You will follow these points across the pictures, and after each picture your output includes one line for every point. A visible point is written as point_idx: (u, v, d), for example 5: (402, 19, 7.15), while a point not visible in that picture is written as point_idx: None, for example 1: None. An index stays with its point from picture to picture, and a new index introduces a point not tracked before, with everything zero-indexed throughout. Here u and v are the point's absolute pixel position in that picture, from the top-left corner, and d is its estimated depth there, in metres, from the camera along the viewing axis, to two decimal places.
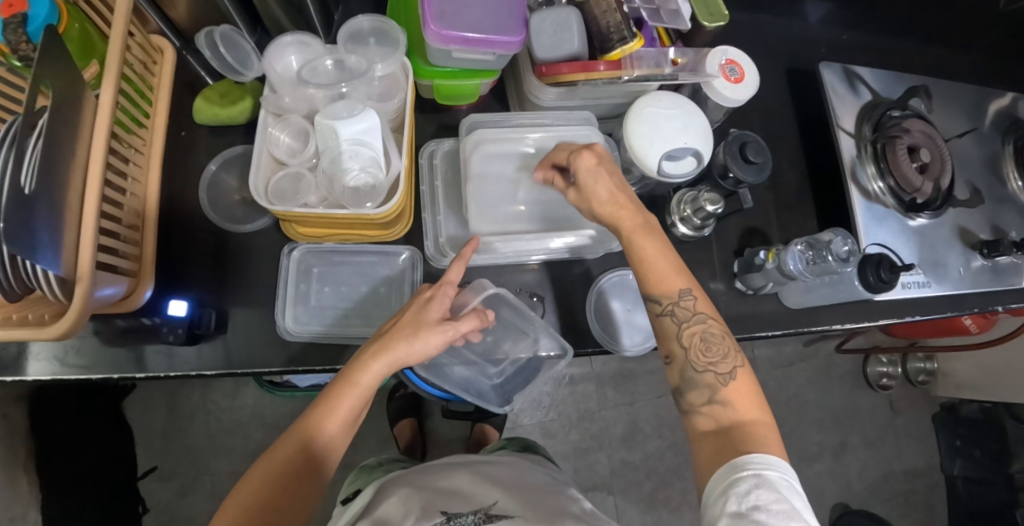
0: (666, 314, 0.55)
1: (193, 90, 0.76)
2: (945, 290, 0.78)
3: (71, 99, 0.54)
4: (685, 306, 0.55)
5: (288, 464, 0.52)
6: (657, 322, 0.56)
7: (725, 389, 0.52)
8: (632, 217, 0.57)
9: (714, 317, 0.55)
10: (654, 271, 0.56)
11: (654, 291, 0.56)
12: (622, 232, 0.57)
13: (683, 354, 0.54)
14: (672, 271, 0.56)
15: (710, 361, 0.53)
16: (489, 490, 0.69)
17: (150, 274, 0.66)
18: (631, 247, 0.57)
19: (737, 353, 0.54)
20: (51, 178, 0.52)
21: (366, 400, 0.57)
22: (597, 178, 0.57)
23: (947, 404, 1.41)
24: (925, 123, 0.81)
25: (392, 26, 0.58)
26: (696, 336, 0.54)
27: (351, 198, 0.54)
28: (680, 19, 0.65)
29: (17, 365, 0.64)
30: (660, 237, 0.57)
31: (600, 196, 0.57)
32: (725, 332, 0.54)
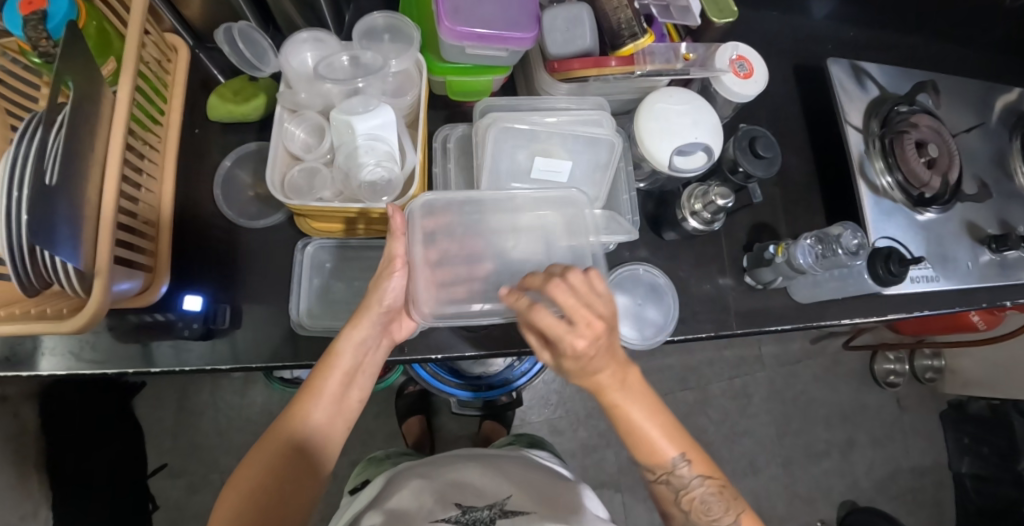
0: (661, 483, 0.55)
1: (206, 88, 0.76)
2: (953, 284, 0.78)
3: (90, 95, 0.55)
4: (681, 473, 0.54)
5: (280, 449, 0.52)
6: (653, 487, 0.56)
7: None
8: (615, 377, 0.51)
9: (711, 473, 0.55)
10: (646, 442, 0.54)
11: (648, 462, 0.54)
12: (610, 404, 0.52)
13: (682, 514, 0.56)
14: (666, 440, 0.54)
15: (711, 516, 0.55)
16: (503, 484, 0.69)
17: (166, 269, 0.66)
18: (620, 412, 0.52)
19: (737, 499, 0.56)
20: (72, 172, 0.52)
21: (352, 374, 0.56)
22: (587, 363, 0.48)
23: (954, 401, 1.41)
24: (932, 118, 0.82)
25: (407, 24, 0.58)
26: (695, 500, 0.55)
27: (366, 193, 0.55)
28: (690, 15, 0.65)
29: (31, 360, 0.65)
30: (643, 384, 0.53)
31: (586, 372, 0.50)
32: (722, 486, 0.56)
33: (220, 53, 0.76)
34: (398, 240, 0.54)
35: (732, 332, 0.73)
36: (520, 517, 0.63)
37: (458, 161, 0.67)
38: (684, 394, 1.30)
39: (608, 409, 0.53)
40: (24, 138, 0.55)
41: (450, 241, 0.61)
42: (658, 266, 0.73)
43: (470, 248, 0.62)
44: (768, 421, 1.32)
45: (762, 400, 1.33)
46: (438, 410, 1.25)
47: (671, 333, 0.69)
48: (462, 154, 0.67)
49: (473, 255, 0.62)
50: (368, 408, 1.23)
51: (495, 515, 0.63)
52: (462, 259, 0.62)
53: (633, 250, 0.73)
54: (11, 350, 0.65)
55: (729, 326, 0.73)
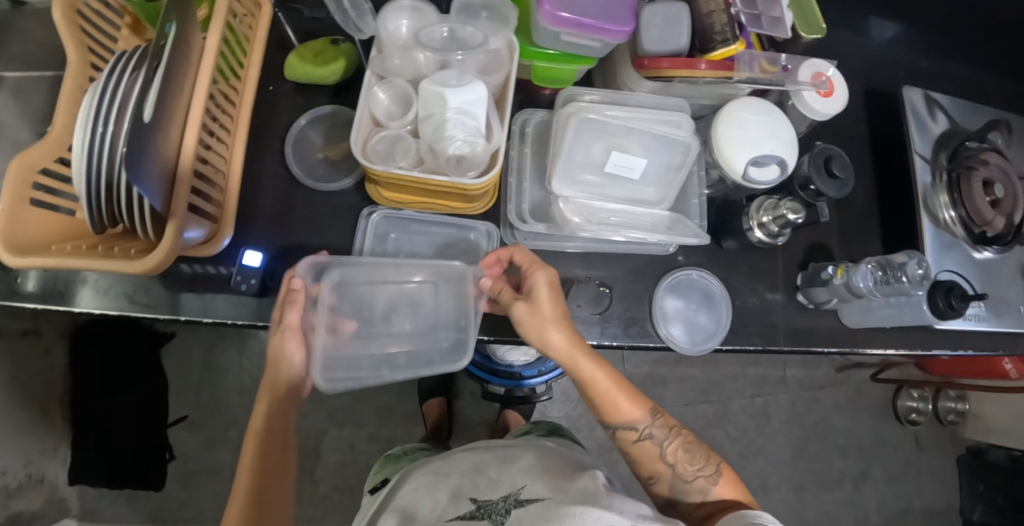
0: (643, 438, 0.61)
1: (284, 48, 0.77)
2: (1004, 326, 0.77)
3: (186, 40, 0.56)
4: (657, 426, 0.62)
5: (250, 500, 0.57)
6: (636, 448, 0.62)
7: (715, 487, 0.61)
8: (581, 352, 0.60)
9: (680, 426, 0.63)
10: (611, 403, 0.62)
11: (618, 422, 0.61)
12: (580, 369, 0.60)
13: (670, 470, 0.61)
14: (629, 399, 0.62)
15: (697, 467, 0.61)
16: (517, 475, 0.67)
17: (230, 221, 0.67)
18: (580, 375, 0.61)
19: (717, 456, 0.63)
20: (163, 112, 0.53)
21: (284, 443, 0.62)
22: (542, 326, 0.58)
23: (973, 447, 1.39)
24: (1002, 158, 0.81)
25: (504, 2, 0.58)
26: (677, 451, 0.61)
27: (452, 166, 0.55)
28: (781, 27, 0.65)
29: (70, 295, 0.66)
30: (593, 356, 0.60)
31: (543, 343, 0.59)
32: (697, 439, 0.63)
33: (300, 14, 0.77)
34: (296, 309, 0.59)
35: (779, 349, 0.73)
36: (534, 504, 0.60)
37: (534, 146, 0.67)
38: (704, 407, 1.30)
39: (579, 377, 0.61)
40: (116, 72, 0.56)
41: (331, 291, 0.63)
42: (712, 272, 0.73)
43: (354, 293, 0.65)
44: (784, 443, 1.32)
45: (780, 421, 1.32)
46: (459, 394, 1.25)
47: (722, 341, 0.69)
48: (538, 140, 0.67)
49: (359, 300, 0.66)
50: (390, 384, 1.24)
51: (510, 505, 0.61)
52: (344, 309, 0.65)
53: (690, 255, 0.73)
54: (52, 282, 0.66)
55: (776, 342, 0.73)
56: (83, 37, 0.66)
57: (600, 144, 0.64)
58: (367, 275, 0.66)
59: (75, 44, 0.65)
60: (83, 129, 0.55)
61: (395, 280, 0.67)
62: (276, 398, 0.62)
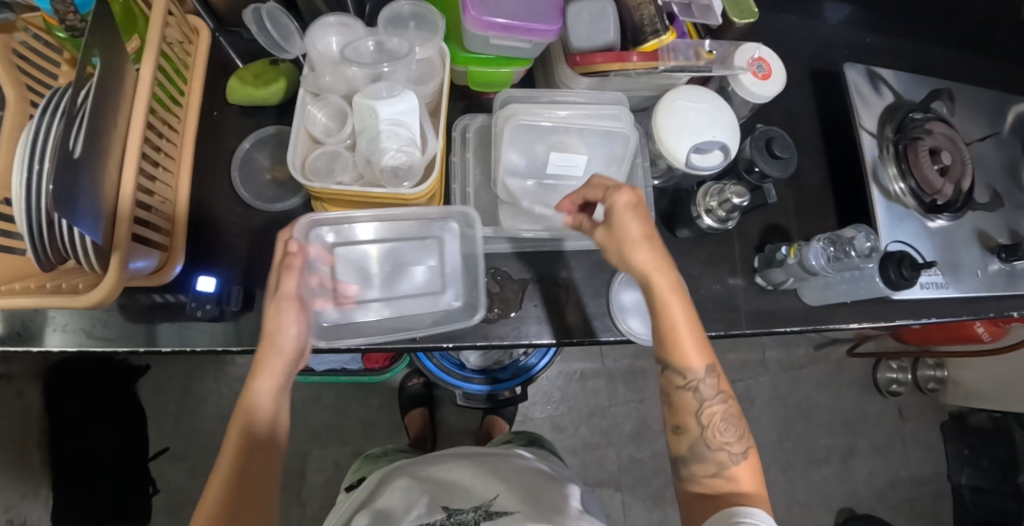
0: (689, 388, 0.54)
1: (227, 72, 0.77)
2: (961, 291, 0.78)
3: (116, 71, 0.55)
4: (708, 384, 0.54)
5: (239, 454, 0.50)
6: (675, 395, 0.55)
7: (735, 467, 0.52)
8: (665, 276, 0.54)
9: (731, 396, 0.55)
10: (674, 345, 0.54)
11: (675, 363, 0.54)
12: (656, 294, 0.54)
13: (698, 429, 0.53)
14: (693, 347, 0.54)
15: (727, 440, 0.53)
16: (491, 483, 0.68)
17: (181, 248, 0.67)
18: (658, 304, 0.54)
19: (749, 434, 0.54)
20: (95, 146, 0.53)
21: (286, 379, 0.54)
22: (629, 231, 0.54)
23: (956, 413, 1.40)
24: (947, 126, 0.82)
25: (431, 11, 0.58)
26: (715, 416, 0.53)
27: (388, 177, 0.56)
28: (711, 14, 0.66)
29: (40, 335, 0.65)
30: (676, 285, 0.54)
31: (630, 253, 0.54)
32: (739, 413, 0.54)
33: (240, 37, 0.77)
34: (292, 275, 0.54)
35: (741, 332, 0.73)
36: (504, 518, 0.62)
37: (477, 152, 0.68)
38: None
39: (652, 303, 0.55)
40: (48, 110, 0.56)
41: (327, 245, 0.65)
42: (669, 263, 0.74)
43: (347, 259, 0.66)
44: (770, 425, 1.32)
45: (764, 404, 1.33)
46: (441, 403, 1.25)
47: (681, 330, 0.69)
48: (480, 146, 0.68)
49: (360, 265, 0.66)
50: (372, 399, 1.24)
51: (479, 517, 0.63)
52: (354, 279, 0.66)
53: None
54: (23, 323, 0.66)
55: (739, 325, 0.73)
56: (20, 76, 0.65)
57: (539, 144, 0.65)
58: (392, 254, 0.67)
59: (12, 83, 0.64)
60: (19, 170, 0.55)
61: (399, 257, 0.67)
62: (285, 370, 0.54)
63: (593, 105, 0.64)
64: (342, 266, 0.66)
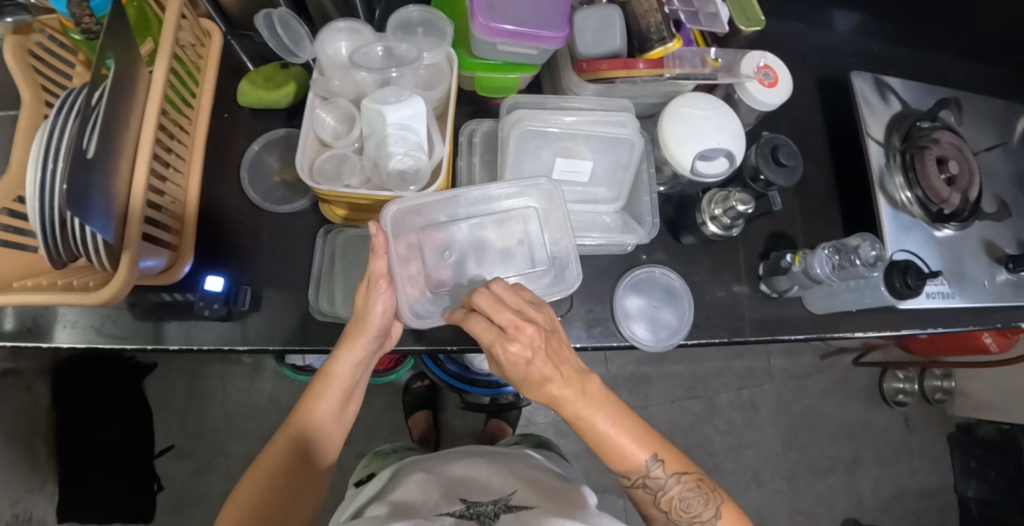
0: (638, 487, 0.53)
1: (238, 75, 0.78)
2: (968, 301, 0.77)
3: (130, 73, 0.56)
4: (656, 475, 0.53)
5: (296, 438, 0.54)
6: (631, 491, 0.54)
7: None
8: (569, 384, 0.48)
9: (688, 470, 0.54)
10: (617, 454, 0.51)
11: (620, 469, 0.53)
12: (570, 417, 0.49)
13: (663, 513, 0.55)
14: (634, 450, 0.51)
15: (693, 514, 0.53)
16: (509, 482, 0.68)
17: (190, 248, 0.68)
18: (580, 429, 0.50)
19: (717, 490, 0.54)
20: (108, 147, 0.53)
21: (347, 394, 0.58)
22: (530, 371, 0.46)
23: (963, 424, 1.39)
24: (954, 135, 0.82)
25: (440, 17, 0.59)
26: (674, 500, 0.53)
27: (395, 181, 0.57)
28: (718, 22, 0.66)
29: (50, 331, 0.66)
30: (587, 395, 0.48)
31: (535, 388, 0.47)
32: (701, 480, 0.54)
33: (251, 40, 0.78)
34: (381, 257, 0.52)
35: (745, 340, 0.73)
36: (522, 511, 0.60)
37: (483, 155, 0.68)
38: (691, 403, 1.30)
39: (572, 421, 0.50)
40: (63, 111, 0.57)
41: (415, 225, 0.61)
42: (674, 269, 0.74)
43: (431, 239, 0.63)
44: (774, 434, 1.32)
45: (768, 412, 1.32)
46: (445, 405, 1.25)
47: (686, 336, 0.69)
48: (487, 149, 0.68)
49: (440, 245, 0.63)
50: (375, 400, 1.25)
51: (498, 509, 0.61)
52: (440, 259, 0.63)
53: (650, 253, 0.74)
54: (32, 319, 0.67)
55: (742, 333, 0.73)
56: (34, 76, 0.67)
57: (544, 150, 0.65)
58: (472, 232, 0.64)
59: (27, 84, 0.65)
60: (32, 169, 0.55)
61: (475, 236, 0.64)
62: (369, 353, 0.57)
63: (597, 112, 0.65)
64: (430, 246, 0.63)
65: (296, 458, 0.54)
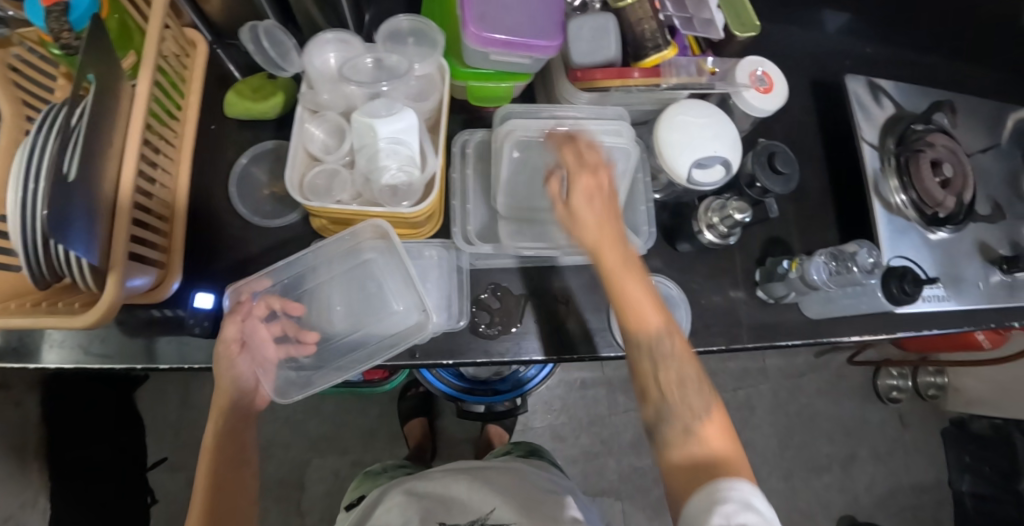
0: (641, 351, 0.55)
1: (224, 85, 0.76)
2: (963, 304, 0.78)
3: (111, 88, 0.54)
4: (664, 342, 0.55)
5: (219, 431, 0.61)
6: (634, 361, 0.56)
7: (700, 422, 0.52)
8: (610, 234, 0.55)
9: (688, 357, 0.55)
10: (635, 310, 0.55)
11: (632, 334, 0.55)
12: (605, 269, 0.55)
13: (659, 394, 0.54)
14: (652, 310, 0.55)
15: (688, 403, 0.53)
16: (485, 494, 0.72)
17: (178, 265, 0.66)
18: (616, 277, 0.55)
19: (713, 395, 0.54)
20: (91, 167, 0.52)
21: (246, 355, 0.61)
22: (589, 204, 0.55)
23: (956, 419, 1.40)
24: (948, 138, 0.82)
25: (430, 26, 0.58)
26: (672, 380, 0.54)
27: (386, 196, 0.55)
28: (713, 28, 0.66)
29: (36, 352, 0.65)
30: (642, 285, 0.55)
31: (587, 223, 0.55)
32: (701, 376, 0.54)
33: (239, 49, 0.76)
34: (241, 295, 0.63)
35: (743, 346, 0.73)
36: None
37: (476, 167, 0.68)
38: None
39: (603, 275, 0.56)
40: (43, 129, 0.55)
41: (331, 293, 0.67)
42: (671, 277, 0.73)
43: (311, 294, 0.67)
44: (770, 433, 1.32)
45: (764, 412, 1.33)
46: (441, 412, 1.24)
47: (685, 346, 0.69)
48: (480, 160, 0.68)
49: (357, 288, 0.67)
50: (371, 408, 1.23)
51: None
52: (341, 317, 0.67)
53: (646, 261, 0.73)
54: (17, 339, 0.65)
55: (740, 339, 0.73)
56: (16, 91, 0.65)
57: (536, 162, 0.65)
58: (341, 287, 0.67)
59: (7, 98, 0.63)
60: (13, 189, 0.53)
61: (391, 296, 0.66)
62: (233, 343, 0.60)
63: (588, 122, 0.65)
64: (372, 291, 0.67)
65: (224, 442, 0.62)
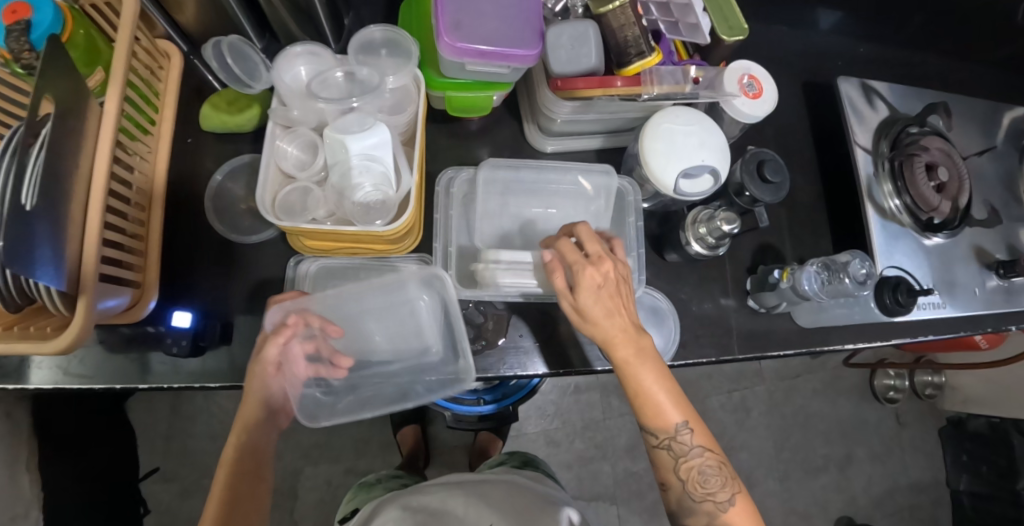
0: (662, 447, 0.57)
1: (201, 96, 0.74)
2: (959, 310, 0.76)
3: (75, 107, 0.52)
4: (682, 439, 0.57)
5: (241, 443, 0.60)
6: (654, 451, 0.58)
7: (725, 514, 0.56)
8: (626, 347, 0.55)
9: (711, 448, 0.57)
10: (652, 408, 0.56)
11: (651, 426, 0.57)
12: (635, 381, 0.56)
13: (680, 484, 0.57)
14: (670, 406, 0.56)
15: (709, 490, 0.56)
16: (482, 511, 0.67)
17: (155, 284, 0.65)
18: (637, 386, 0.56)
19: (734, 479, 0.57)
20: (54, 192, 0.50)
21: (280, 372, 0.60)
22: (599, 301, 0.54)
23: (953, 418, 1.39)
24: (944, 141, 0.80)
25: (403, 36, 0.57)
26: (693, 470, 0.56)
27: (359, 214, 0.53)
28: (699, 33, 0.64)
29: (18, 373, 0.63)
30: (659, 372, 0.56)
31: (598, 321, 0.54)
32: (722, 460, 0.57)
33: None
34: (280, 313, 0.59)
35: (734, 357, 0.71)
36: None
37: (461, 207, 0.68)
38: None
39: (631, 389, 0.57)
40: None
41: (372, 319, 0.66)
42: (658, 288, 0.72)
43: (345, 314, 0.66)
44: (766, 435, 1.31)
45: (760, 414, 1.32)
46: (433, 419, 1.23)
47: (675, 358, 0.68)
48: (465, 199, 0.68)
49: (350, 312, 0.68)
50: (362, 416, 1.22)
51: None
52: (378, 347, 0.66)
53: None
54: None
55: (731, 350, 0.71)
56: None
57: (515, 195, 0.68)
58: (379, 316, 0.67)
59: None
60: None
61: (422, 324, 0.66)
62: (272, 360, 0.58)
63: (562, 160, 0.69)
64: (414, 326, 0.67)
65: (246, 457, 0.60)
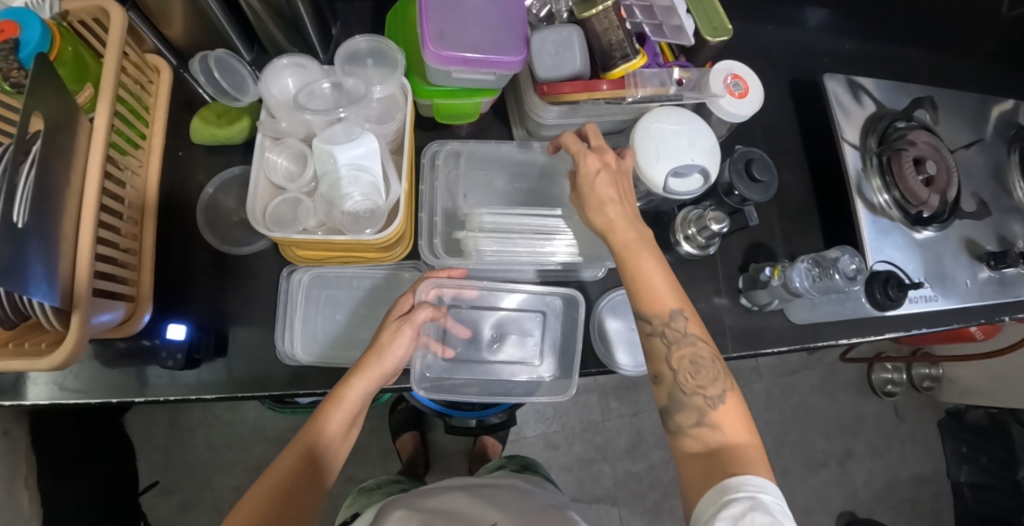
0: (656, 334, 0.54)
1: (190, 109, 0.75)
2: (951, 303, 0.77)
3: (63, 122, 0.52)
4: (676, 327, 0.54)
5: (282, 488, 0.52)
6: (646, 342, 0.55)
7: (714, 412, 0.52)
8: (626, 229, 0.55)
9: (704, 339, 0.54)
10: (649, 292, 0.54)
11: (644, 310, 0.54)
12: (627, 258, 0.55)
13: (672, 375, 0.54)
14: (667, 290, 0.54)
15: (699, 384, 0.53)
16: (489, 512, 0.67)
17: (149, 297, 0.64)
18: (627, 263, 0.55)
19: (726, 375, 0.53)
20: (45, 208, 0.50)
21: (353, 419, 0.57)
22: (597, 187, 0.56)
23: (951, 409, 1.40)
24: (930, 135, 0.80)
25: (389, 46, 0.58)
26: (685, 359, 0.53)
27: (349, 224, 0.53)
28: (683, 35, 0.65)
29: (17, 389, 0.63)
30: (660, 261, 0.55)
31: (598, 205, 0.56)
32: (715, 355, 0.54)
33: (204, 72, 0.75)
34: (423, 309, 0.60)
35: (727, 356, 0.72)
36: None
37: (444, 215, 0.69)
38: None
39: (625, 269, 0.55)
40: None
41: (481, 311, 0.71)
42: None
43: (475, 303, 0.71)
44: (765, 432, 1.32)
45: (758, 411, 1.32)
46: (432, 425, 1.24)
47: None
48: (449, 173, 0.70)
49: (345, 321, 0.71)
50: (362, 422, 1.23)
51: None
52: (483, 340, 0.71)
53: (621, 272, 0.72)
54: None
55: (724, 348, 0.72)
56: None
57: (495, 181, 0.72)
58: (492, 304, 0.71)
59: None
60: None
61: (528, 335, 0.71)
62: (380, 381, 0.58)
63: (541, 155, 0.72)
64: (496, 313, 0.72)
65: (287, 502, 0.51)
